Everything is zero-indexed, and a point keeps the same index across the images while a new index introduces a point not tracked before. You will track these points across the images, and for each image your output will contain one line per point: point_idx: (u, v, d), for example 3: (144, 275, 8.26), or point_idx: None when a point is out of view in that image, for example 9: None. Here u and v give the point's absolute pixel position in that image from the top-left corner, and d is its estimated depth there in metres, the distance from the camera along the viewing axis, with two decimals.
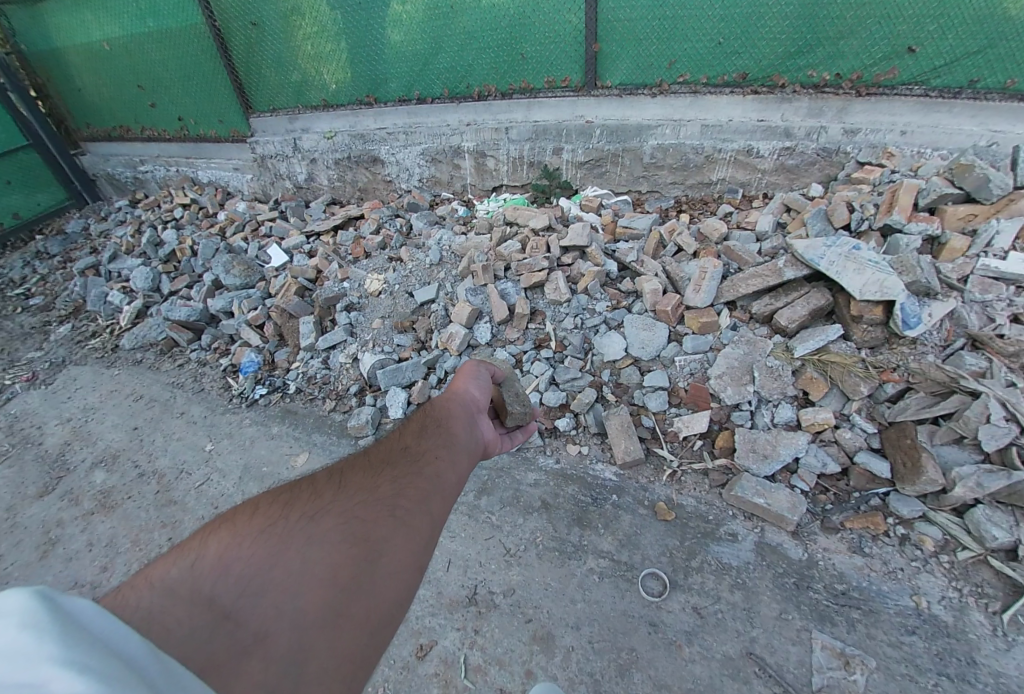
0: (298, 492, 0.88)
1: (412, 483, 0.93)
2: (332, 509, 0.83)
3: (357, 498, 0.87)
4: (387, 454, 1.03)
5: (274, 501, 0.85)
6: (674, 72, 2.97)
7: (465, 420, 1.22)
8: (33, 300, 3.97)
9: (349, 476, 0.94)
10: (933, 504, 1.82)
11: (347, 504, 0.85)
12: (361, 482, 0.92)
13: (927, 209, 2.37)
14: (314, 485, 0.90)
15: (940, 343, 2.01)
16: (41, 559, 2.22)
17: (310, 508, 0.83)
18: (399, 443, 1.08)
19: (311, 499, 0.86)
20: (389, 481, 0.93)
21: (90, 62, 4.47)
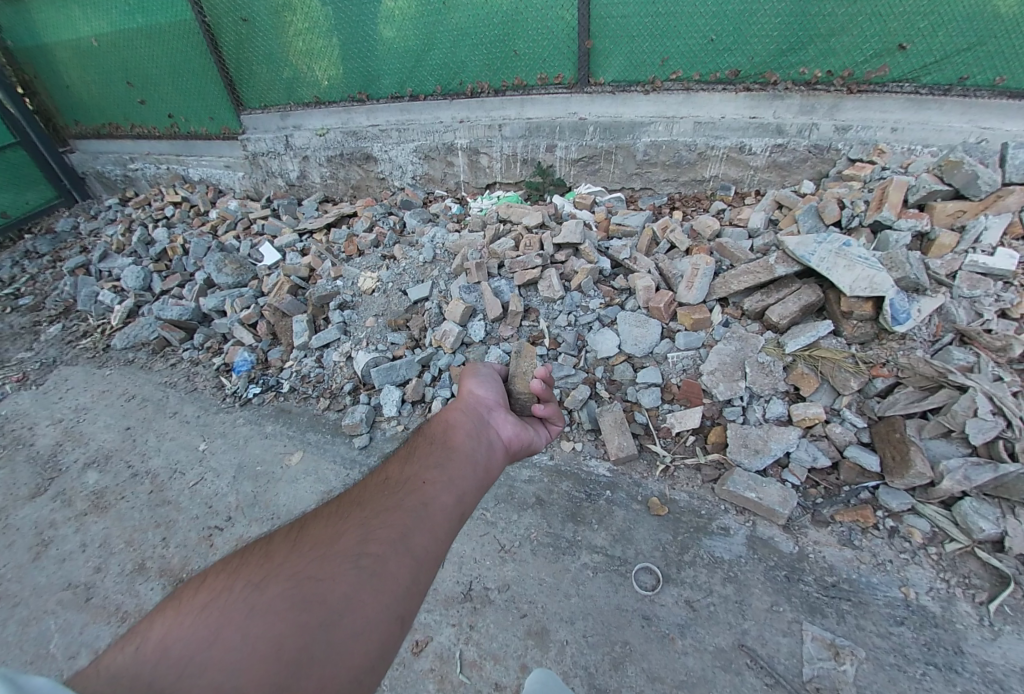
0: (253, 554, 0.91)
1: (374, 528, 0.96)
2: (286, 568, 0.87)
3: (315, 552, 0.91)
4: (353, 498, 1.07)
5: (225, 567, 0.88)
6: (667, 69, 2.98)
7: (452, 439, 1.27)
8: (22, 300, 3.93)
9: (309, 528, 0.98)
10: (922, 497, 1.85)
11: (304, 560, 0.89)
12: (321, 533, 0.95)
13: (917, 206, 2.40)
14: (270, 543, 0.94)
15: (928, 338, 2.04)
16: (33, 560, 2.21)
17: (261, 571, 0.86)
18: (367, 484, 1.12)
19: (264, 559, 0.89)
20: (352, 528, 0.97)
21: (78, 58, 4.42)
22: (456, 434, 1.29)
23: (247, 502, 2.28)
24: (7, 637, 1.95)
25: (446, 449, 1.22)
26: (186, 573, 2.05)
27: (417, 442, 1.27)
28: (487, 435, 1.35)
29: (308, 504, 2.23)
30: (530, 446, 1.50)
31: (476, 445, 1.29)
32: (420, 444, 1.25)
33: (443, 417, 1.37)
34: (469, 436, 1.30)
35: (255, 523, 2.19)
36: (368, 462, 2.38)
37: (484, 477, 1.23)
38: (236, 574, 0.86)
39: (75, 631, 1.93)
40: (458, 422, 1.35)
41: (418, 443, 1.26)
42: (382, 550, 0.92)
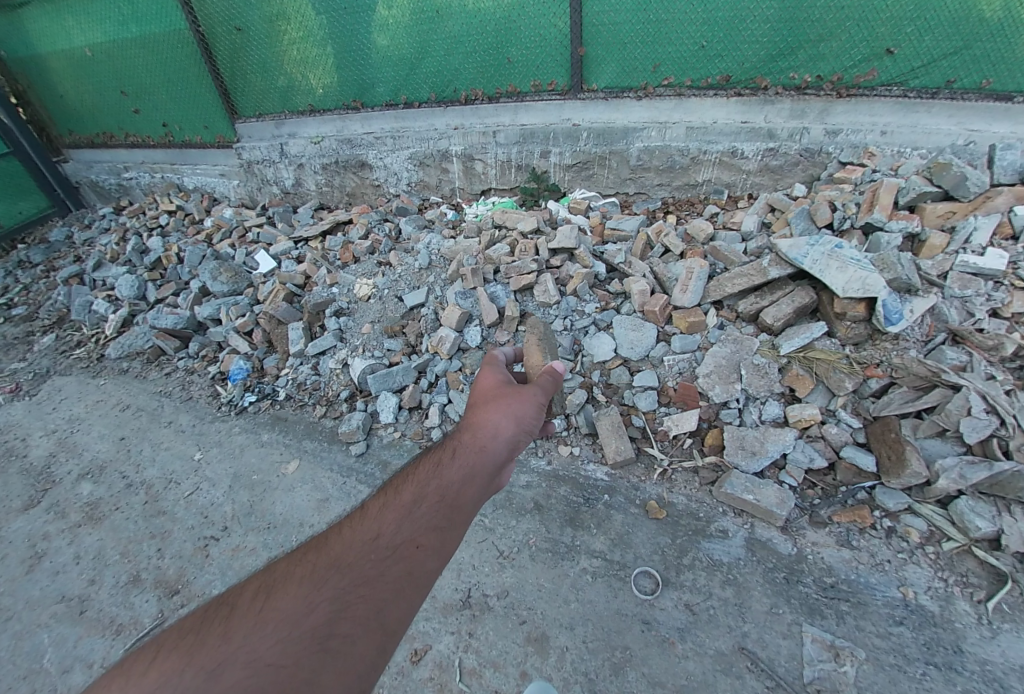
0: (211, 626, 0.83)
1: (349, 602, 0.87)
2: (242, 653, 0.78)
3: (279, 630, 0.82)
4: (337, 550, 0.96)
5: (182, 639, 0.81)
6: (659, 76, 3.01)
7: (457, 483, 1.10)
8: (16, 311, 3.91)
9: (279, 592, 0.88)
10: (918, 496, 1.86)
11: (263, 642, 0.80)
12: (290, 601, 0.86)
13: (908, 207, 2.42)
14: (231, 613, 0.85)
15: (921, 338, 2.05)
16: (26, 574, 2.18)
17: (215, 655, 0.78)
18: (357, 531, 0.99)
19: (221, 637, 0.81)
20: (325, 598, 0.87)
21: (72, 68, 4.43)
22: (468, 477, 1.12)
23: (244, 511, 2.26)
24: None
25: (451, 499, 1.07)
26: (182, 584, 2.03)
27: (423, 477, 1.11)
28: (501, 477, 1.20)
29: (305, 512, 2.22)
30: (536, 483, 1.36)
31: (487, 490, 1.13)
32: (428, 481, 1.09)
33: (460, 447, 1.19)
34: (485, 479, 1.14)
35: (252, 532, 2.17)
36: (366, 469, 2.37)
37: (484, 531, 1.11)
38: (189, 655, 0.78)
39: (69, 645, 1.90)
40: (474, 462, 1.15)
41: (425, 479, 1.10)
42: (352, 629, 0.84)
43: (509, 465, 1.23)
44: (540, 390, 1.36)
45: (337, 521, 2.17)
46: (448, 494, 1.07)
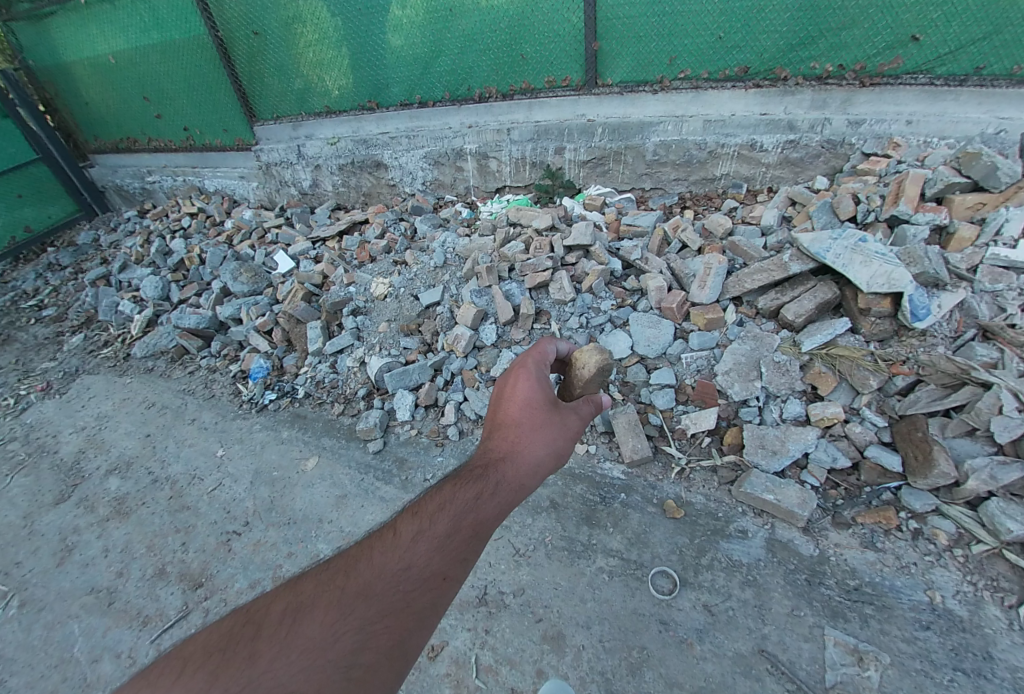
0: (237, 646, 0.83)
1: (375, 633, 0.88)
2: (267, 680, 0.78)
3: (304, 658, 0.82)
4: (366, 575, 0.96)
5: (208, 658, 0.81)
6: (675, 69, 2.96)
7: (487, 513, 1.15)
8: (46, 312, 4.04)
9: (306, 615, 0.87)
10: (946, 497, 1.80)
11: (289, 669, 0.80)
12: (318, 628, 0.86)
13: (935, 199, 2.34)
14: (257, 634, 0.85)
15: (950, 334, 1.98)
16: (57, 565, 2.26)
17: (241, 679, 0.78)
18: (387, 556, 1.00)
19: (247, 660, 0.81)
20: (351, 628, 0.88)
21: (98, 75, 4.55)
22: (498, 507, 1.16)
23: (264, 507, 2.31)
24: (33, 641, 2.00)
25: (478, 529, 1.10)
26: (205, 578, 2.08)
27: (455, 503, 1.12)
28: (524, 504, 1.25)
29: (323, 508, 2.25)
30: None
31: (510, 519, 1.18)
32: (460, 508, 1.11)
33: (495, 473, 1.22)
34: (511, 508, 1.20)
35: (272, 528, 2.22)
36: (383, 467, 2.39)
37: None
38: (216, 675, 0.78)
39: (98, 635, 1.96)
40: (506, 493, 1.20)
41: (455, 505, 1.12)
42: (376, 661, 0.86)
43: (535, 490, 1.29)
44: (578, 420, 1.43)
45: (354, 517, 2.20)
46: (477, 524, 1.11)
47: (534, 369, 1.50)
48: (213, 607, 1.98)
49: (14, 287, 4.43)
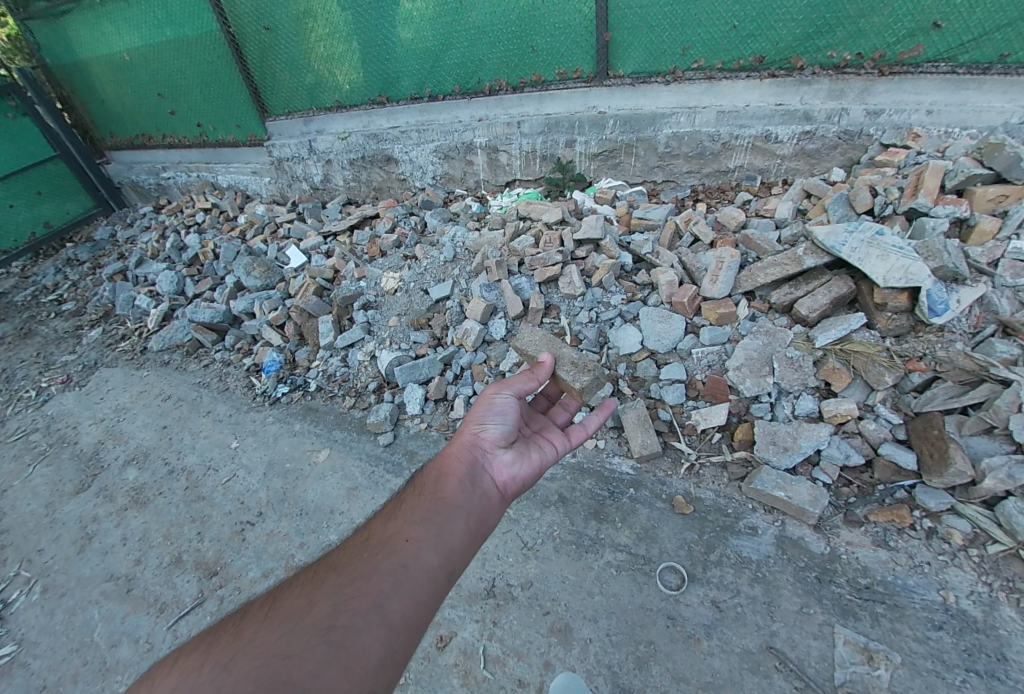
0: (224, 628, 0.92)
1: (348, 596, 0.97)
2: (253, 646, 0.87)
3: (284, 626, 0.91)
4: (336, 558, 1.08)
5: (200, 642, 0.90)
6: (688, 59, 2.91)
7: (445, 490, 1.27)
8: (66, 306, 4.14)
9: (284, 596, 0.98)
10: (962, 496, 1.76)
11: (271, 637, 0.90)
12: (293, 604, 0.96)
13: (955, 191, 2.27)
14: (242, 618, 0.94)
15: (969, 330, 1.93)
16: (77, 553, 2.32)
17: (230, 649, 0.87)
18: (353, 541, 1.13)
19: (234, 635, 0.90)
20: (325, 597, 0.97)
21: (113, 72, 4.61)
22: (448, 482, 1.29)
23: (277, 498, 2.35)
24: (55, 626, 2.06)
25: (435, 500, 1.23)
26: (220, 566, 2.13)
27: (407, 494, 1.27)
28: (486, 477, 1.35)
29: (334, 500, 2.28)
30: (534, 478, 1.46)
31: (468, 488, 1.30)
32: (414, 495, 1.25)
33: (441, 459, 1.38)
34: (466, 482, 1.31)
35: (285, 518, 2.26)
36: (393, 459, 2.42)
37: (477, 527, 1.23)
38: (207, 652, 0.87)
39: (117, 621, 2.02)
40: (453, 469, 1.33)
41: (408, 495, 1.26)
42: (353, 621, 0.93)
43: (488, 463, 1.38)
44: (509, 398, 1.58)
45: (364, 509, 2.23)
46: (430, 495, 1.23)
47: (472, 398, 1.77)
48: (227, 595, 2.02)
49: (36, 282, 4.54)
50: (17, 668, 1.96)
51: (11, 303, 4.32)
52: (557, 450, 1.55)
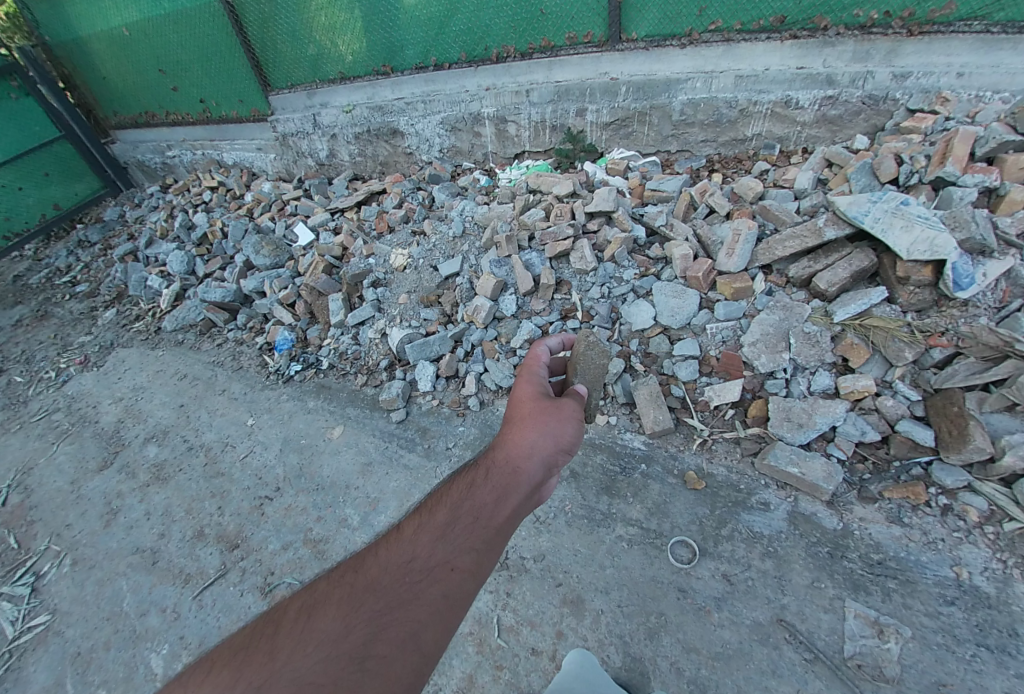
0: (259, 644, 0.87)
1: (386, 625, 0.90)
2: (285, 671, 0.82)
3: (320, 652, 0.85)
4: (374, 571, 0.99)
5: (233, 654, 0.86)
6: (705, 20, 2.77)
7: (498, 508, 1.12)
8: (80, 288, 4.18)
9: (319, 613, 0.91)
10: (980, 474, 1.75)
11: (307, 662, 0.83)
12: (331, 623, 0.89)
13: (986, 159, 2.18)
14: (276, 632, 0.88)
15: (995, 304, 1.87)
16: (104, 527, 2.41)
17: (264, 671, 0.82)
18: (393, 552, 1.02)
19: (268, 655, 0.85)
20: (362, 621, 0.90)
21: (113, 48, 4.52)
22: (506, 499, 1.13)
23: (294, 474, 2.40)
24: (86, 596, 2.15)
25: (486, 520, 1.09)
26: (241, 540, 2.19)
27: (458, 501, 1.12)
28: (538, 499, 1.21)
29: (349, 475, 2.33)
30: None
31: (523, 510, 1.15)
32: (462, 504, 1.11)
33: (501, 466, 1.20)
34: (522, 505, 1.15)
35: (302, 493, 2.31)
36: (406, 436, 2.45)
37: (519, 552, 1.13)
38: (241, 669, 0.83)
39: (145, 591, 2.11)
40: (512, 484, 1.16)
41: (456, 501, 1.12)
42: (390, 651, 0.87)
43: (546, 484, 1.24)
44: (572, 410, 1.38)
45: (379, 483, 2.28)
46: (484, 518, 1.09)
47: (527, 373, 1.53)
48: (249, 567, 2.09)
49: (49, 264, 4.59)
50: (52, 636, 2.06)
51: (27, 285, 4.38)
52: None
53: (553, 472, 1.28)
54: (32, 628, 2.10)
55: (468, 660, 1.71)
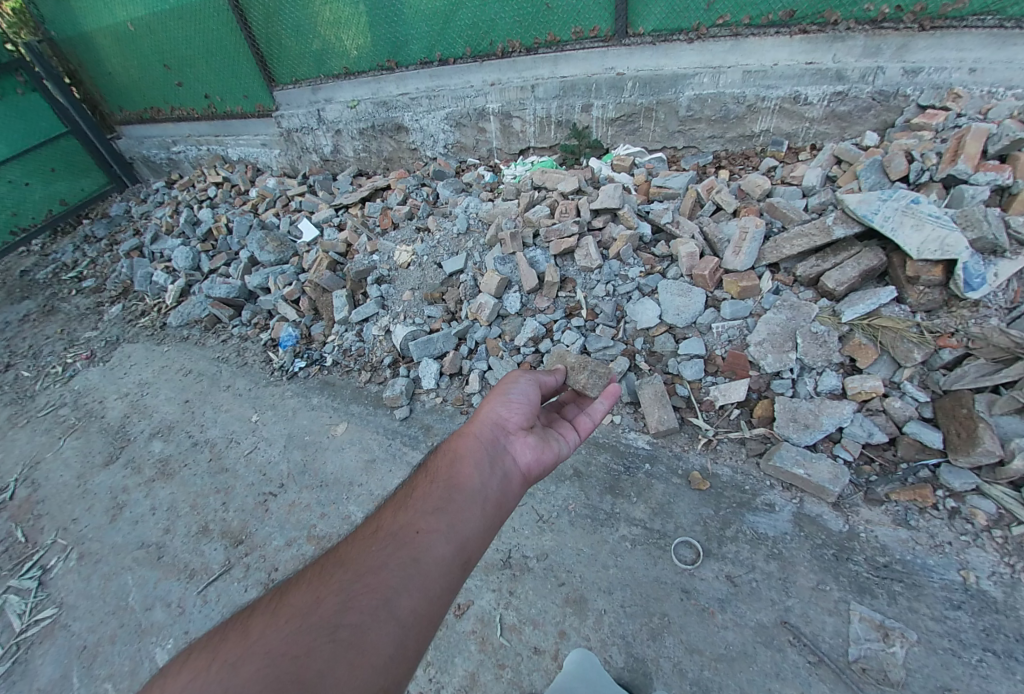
0: (233, 626, 0.95)
1: (357, 592, 1.01)
2: (262, 644, 0.90)
3: (292, 624, 0.94)
4: (343, 551, 1.11)
5: (204, 648, 0.92)
6: (712, 14, 2.73)
7: (458, 472, 1.30)
8: (86, 283, 4.20)
9: (291, 591, 1.01)
10: (988, 476, 1.73)
11: (281, 635, 0.92)
12: (304, 599, 0.99)
13: (999, 157, 2.14)
14: (251, 615, 0.97)
15: (1005, 305, 1.85)
16: (109, 521, 2.42)
17: (239, 648, 0.90)
18: (359, 533, 1.15)
19: (242, 635, 0.93)
20: (332, 592, 1.00)
21: (119, 44, 4.52)
22: (463, 466, 1.32)
23: (298, 470, 2.41)
24: (92, 590, 2.17)
25: (447, 487, 1.25)
26: (245, 536, 2.20)
27: (419, 479, 1.30)
28: (503, 458, 1.39)
29: (353, 472, 2.34)
30: (550, 465, 1.49)
31: (482, 476, 1.32)
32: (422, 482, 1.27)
33: (457, 439, 1.41)
34: (478, 472, 1.32)
35: (306, 490, 2.32)
36: (409, 433, 2.45)
37: (488, 514, 1.26)
38: (217, 650, 0.91)
39: (150, 586, 2.12)
40: (468, 452, 1.36)
41: (420, 481, 1.29)
42: (362, 619, 0.96)
43: (503, 452, 1.41)
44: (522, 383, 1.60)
45: (382, 479, 2.28)
46: (443, 485, 1.26)
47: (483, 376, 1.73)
48: (253, 563, 2.10)
49: (56, 259, 4.61)
50: (59, 629, 2.08)
51: (34, 281, 4.40)
52: (572, 447, 1.59)
53: (510, 438, 1.45)
54: (39, 622, 2.12)
55: (470, 658, 1.71)
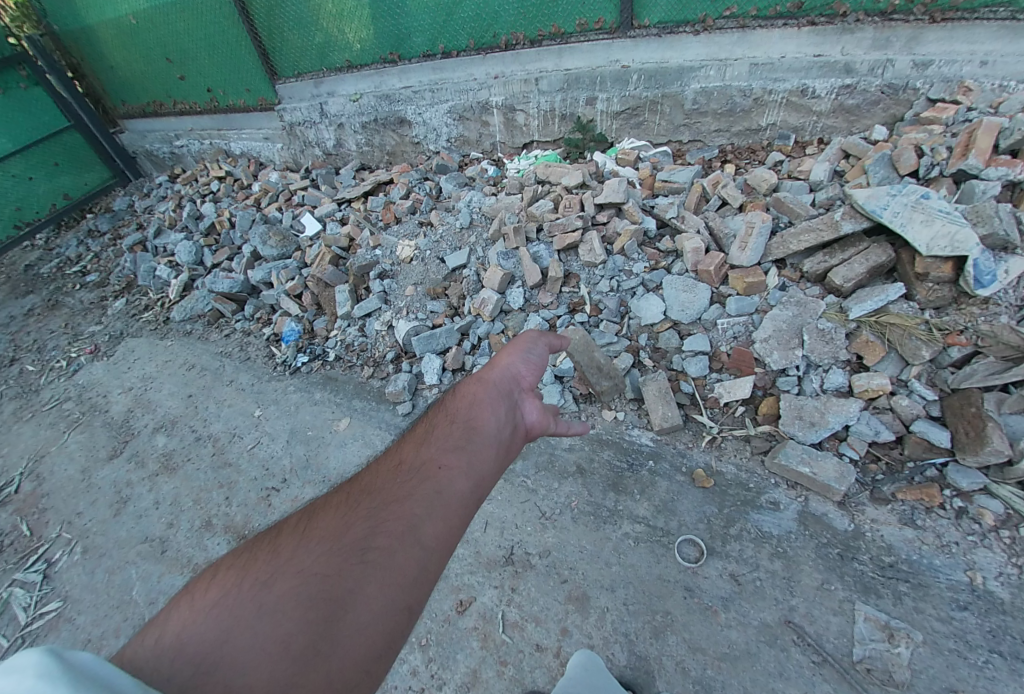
0: (256, 548, 0.85)
1: (383, 519, 0.90)
2: (290, 564, 0.80)
3: (319, 549, 0.83)
4: (365, 480, 1.00)
5: (236, 560, 0.82)
6: (719, 5, 2.69)
7: (474, 415, 1.16)
8: (90, 278, 4.20)
9: (316, 516, 0.91)
10: (997, 476, 1.71)
11: (310, 556, 0.82)
12: (327, 526, 0.88)
13: (1010, 151, 2.10)
14: (275, 536, 0.87)
15: (1016, 302, 1.81)
16: (114, 515, 2.43)
17: (266, 568, 0.79)
18: (381, 463, 1.04)
19: (269, 555, 0.82)
20: (359, 518, 0.90)
21: (121, 37, 4.50)
22: (482, 410, 1.17)
23: (300, 465, 2.41)
24: (97, 583, 2.18)
25: (470, 424, 1.12)
26: (248, 530, 2.21)
27: (437, 417, 1.19)
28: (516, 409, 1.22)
29: (355, 467, 2.34)
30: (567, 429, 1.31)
31: (506, 410, 1.21)
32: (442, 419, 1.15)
33: (473, 385, 1.24)
34: (503, 406, 1.21)
35: (308, 484, 2.32)
36: None
37: (505, 458, 1.13)
38: (245, 570, 0.79)
39: (154, 580, 2.13)
40: (489, 385, 1.24)
41: (441, 415, 1.18)
42: (390, 544, 0.86)
43: (525, 393, 1.28)
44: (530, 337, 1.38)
45: None
46: (464, 421, 1.14)
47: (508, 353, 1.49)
48: None
49: (60, 254, 4.62)
50: (64, 622, 2.09)
51: (39, 275, 4.41)
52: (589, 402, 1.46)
53: (526, 391, 1.29)
54: (44, 615, 2.13)
55: (472, 654, 1.71)
